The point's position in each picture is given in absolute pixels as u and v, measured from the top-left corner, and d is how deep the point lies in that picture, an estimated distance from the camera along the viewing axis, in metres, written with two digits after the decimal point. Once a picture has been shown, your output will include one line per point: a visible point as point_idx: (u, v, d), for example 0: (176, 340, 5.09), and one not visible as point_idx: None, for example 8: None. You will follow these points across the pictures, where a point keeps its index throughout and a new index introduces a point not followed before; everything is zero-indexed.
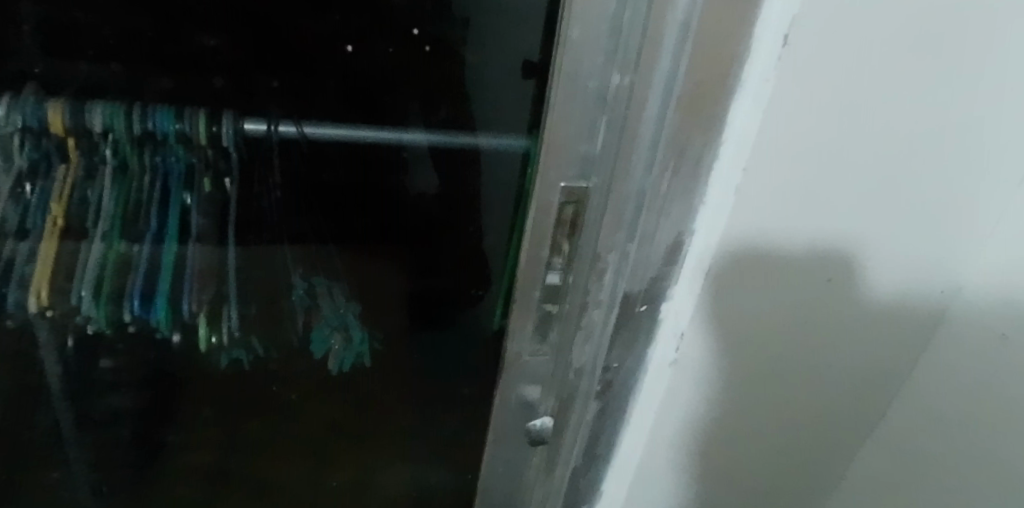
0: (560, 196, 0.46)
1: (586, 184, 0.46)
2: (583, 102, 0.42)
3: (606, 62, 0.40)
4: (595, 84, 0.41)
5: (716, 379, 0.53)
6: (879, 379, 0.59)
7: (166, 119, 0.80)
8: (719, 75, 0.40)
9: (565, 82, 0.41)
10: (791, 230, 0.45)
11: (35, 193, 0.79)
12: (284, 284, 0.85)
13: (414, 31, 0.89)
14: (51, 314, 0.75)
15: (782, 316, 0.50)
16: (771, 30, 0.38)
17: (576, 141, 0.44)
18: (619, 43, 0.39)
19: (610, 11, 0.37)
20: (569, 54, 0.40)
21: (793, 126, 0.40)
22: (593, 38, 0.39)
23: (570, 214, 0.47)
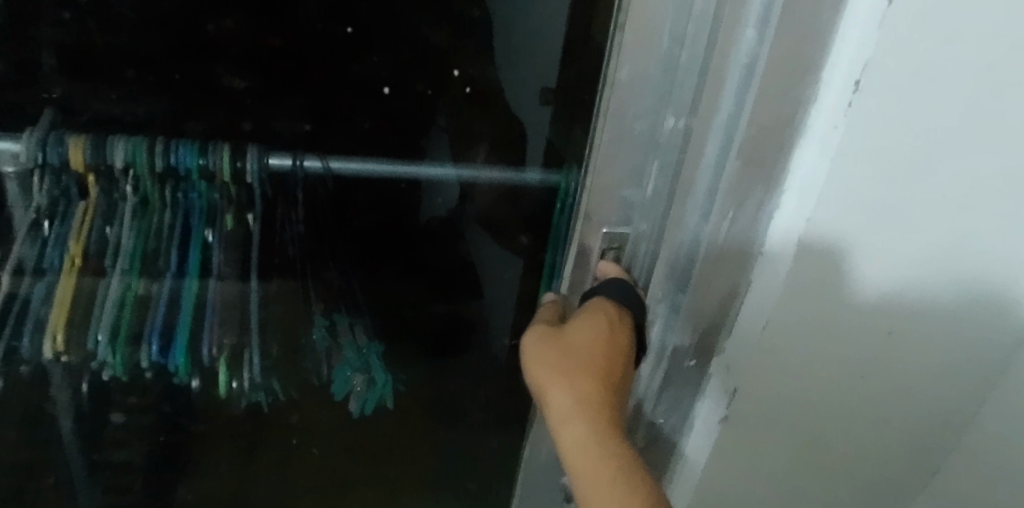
0: (602, 241, 0.47)
1: (627, 229, 0.46)
2: (629, 142, 0.42)
3: (657, 105, 0.40)
4: (642, 126, 0.41)
5: (762, 430, 0.49)
6: (935, 450, 0.53)
7: (187, 154, 0.61)
8: (782, 119, 0.38)
9: (612, 123, 0.41)
10: (863, 279, 0.42)
11: (51, 230, 0.63)
12: (305, 320, 0.72)
13: (453, 72, 0.68)
14: (67, 359, 0.63)
15: (838, 367, 0.46)
16: (841, 72, 0.35)
17: (620, 185, 0.44)
18: (671, 83, 0.39)
19: (663, 49, 0.38)
20: (617, 95, 0.40)
21: (860, 174, 0.37)
22: (644, 79, 0.39)
23: (612, 259, 0.48)
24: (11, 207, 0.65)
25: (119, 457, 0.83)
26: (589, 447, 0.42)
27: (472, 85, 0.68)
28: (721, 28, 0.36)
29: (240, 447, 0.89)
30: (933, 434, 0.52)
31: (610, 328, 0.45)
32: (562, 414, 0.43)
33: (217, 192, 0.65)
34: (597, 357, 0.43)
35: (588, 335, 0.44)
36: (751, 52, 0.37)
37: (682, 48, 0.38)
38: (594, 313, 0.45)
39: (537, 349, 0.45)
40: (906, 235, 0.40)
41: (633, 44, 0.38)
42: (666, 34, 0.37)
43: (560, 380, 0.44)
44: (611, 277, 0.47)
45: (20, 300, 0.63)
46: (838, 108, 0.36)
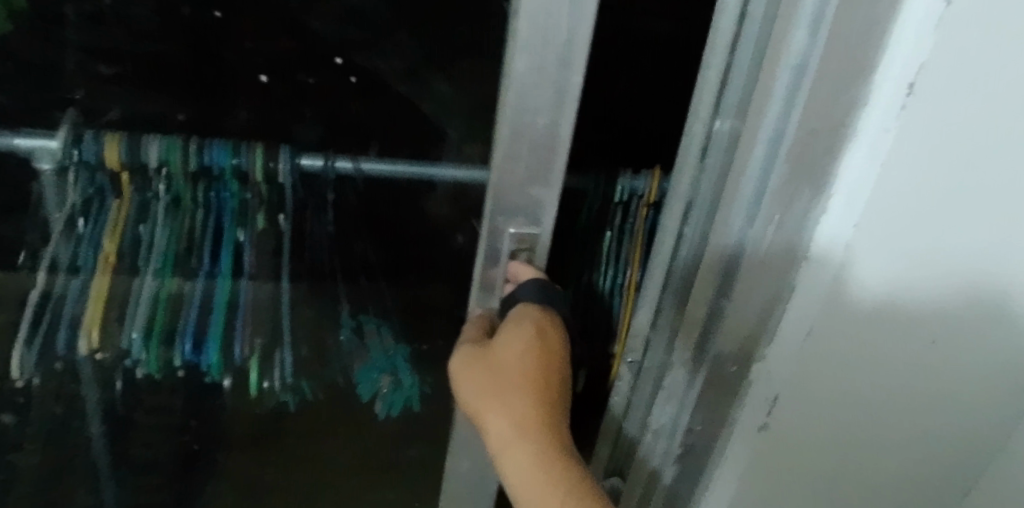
0: (511, 240, 0.50)
1: (536, 228, 0.50)
2: (529, 139, 0.44)
3: (556, 99, 0.42)
4: (545, 122, 0.43)
5: (803, 441, 0.48)
6: (964, 466, 0.52)
7: (222, 154, 0.61)
8: (832, 122, 0.38)
9: (511, 122, 0.43)
10: (917, 289, 0.40)
11: (85, 228, 0.64)
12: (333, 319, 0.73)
13: (336, 59, 0.74)
14: (101, 357, 0.63)
15: (882, 378, 0.44)
16: (895, 72, 0.35)
17: (527, 184, 0.47)
18: (570, 76, 0.41)
19: (559, 44, 0.40)
20: (516, 91, 0.41)
21: (913, 179, 0.35)
22: (542, 70, 0.41)
23: (524, 257, 0.51)
24: (48, 209, 0.66)
25: (144, 451, 0.84)
26: (530, 455, 0.47)
27: (358, 71, 0.74)
28: (773, 34, 0.37)
29: (266, 445, 0.89)
30: (965, 447, 0.50)
31: (540, 341, 0.49)
32: (499, 427, 0.49)
33: (249, 191, 0.65)
34: (526, 370, 0.49)
35: (515, 348, 0.49)
36: (803, 53, 0.37)
37: (579, 44, 0.40)
38: (522, 322, 0.49)
39: (468, 368, 0.50)
40: (958, 244, 0.38)
41: (525, 35, 0.39)
42: (564, 26, 0.39)
43: (495, 394, 0.49)
44: (525, 281, 0.50)
45: (56, 297, 0.63)
46: (890, 111, 0.35)
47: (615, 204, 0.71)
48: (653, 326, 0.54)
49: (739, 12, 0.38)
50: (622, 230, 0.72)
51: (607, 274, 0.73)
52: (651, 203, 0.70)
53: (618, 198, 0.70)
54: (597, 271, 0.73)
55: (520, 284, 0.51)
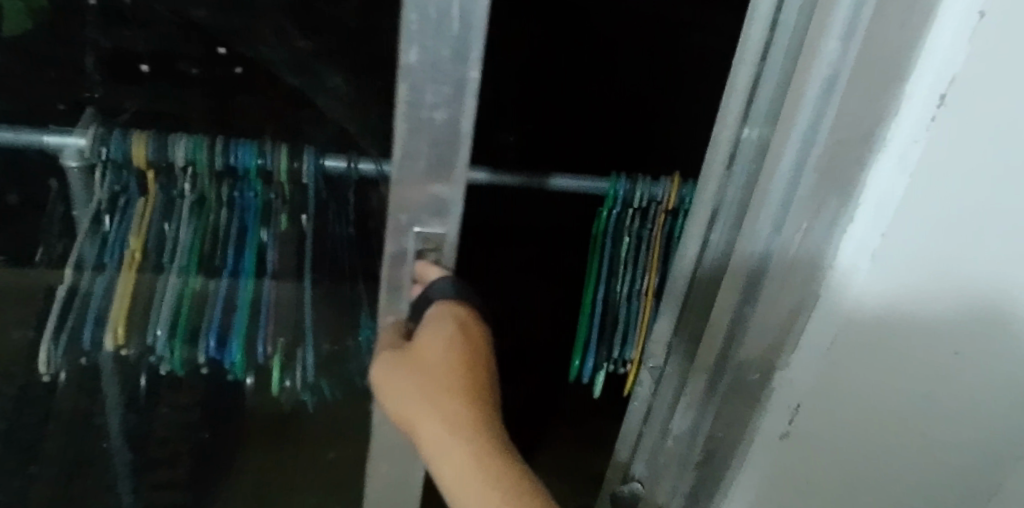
0: (416, 241, 0.44)
1: (441, 230, 0.43)
2: (427, 134, 0.37)
3: (455, 94, 0.35)
4: (445, 117, 0.36)
5: (822, 451, 0.48)
6: (986, 482, 0.50)
7: (247, 154, 0.61)
8: (863, 132, 0.38)
9: (404, 112, 0.36)
10: (949, 297, 0.39)
11: (111, 226, 0.65)
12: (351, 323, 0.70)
13: (220, 49, 0.78)
14: (126, 352, 0.63)
15: (902, 389, 0.44)
16: (928, 82, 0.34)
17: (426, 182, 0.40)
18: (466, 70, 0.34)
19: (453, 37, 0.32)
20: (408, 80, 0.34)
21: (941, 191, 0.35)
22: (435, 65, 0.33)
23: (432, 258, 0.45)
24: (75, 207, 0.67)
25: (165, 425, 0.87)
26: (469, 456, 0.43)
27: (239, 60, 0.79)
28: (807, 41, 0.37)
29: (284, 429, 0.91)
30: (993, 465, 0.49)
31: (464, 333, 0.45)
32: (432, 434, 0.44)
33: (273, 192, 0.66)
34: (455, 367, 0.45)
35: (439, 345, 0.45)
36: (834, 63, 0.37)
37: (473, 35, 0.33)
38: (442, 318, 0.45)
39: (393, 375, 0.47)
40: (985, 254, 0.37)
41: (421, 21, 0.32)
42: (456, 17, 0.32)
43: (424, 399, 0.45)
44: (435, 279, 0.45)
45: (82, 292, 0.64)
46: (920, 122, 0.35)
47: (633, 209, 0.73)
48: (674, 329, 0.56)
49: (771, 19, 0.38)
50: (640, 236, 0.74)
51: (625, 280, 0.74)
52: (669, 210, 0.72)
53: (636, 204, 0.72)
54: (616, 276, 0.74)
55: (431, 282, 0.46)
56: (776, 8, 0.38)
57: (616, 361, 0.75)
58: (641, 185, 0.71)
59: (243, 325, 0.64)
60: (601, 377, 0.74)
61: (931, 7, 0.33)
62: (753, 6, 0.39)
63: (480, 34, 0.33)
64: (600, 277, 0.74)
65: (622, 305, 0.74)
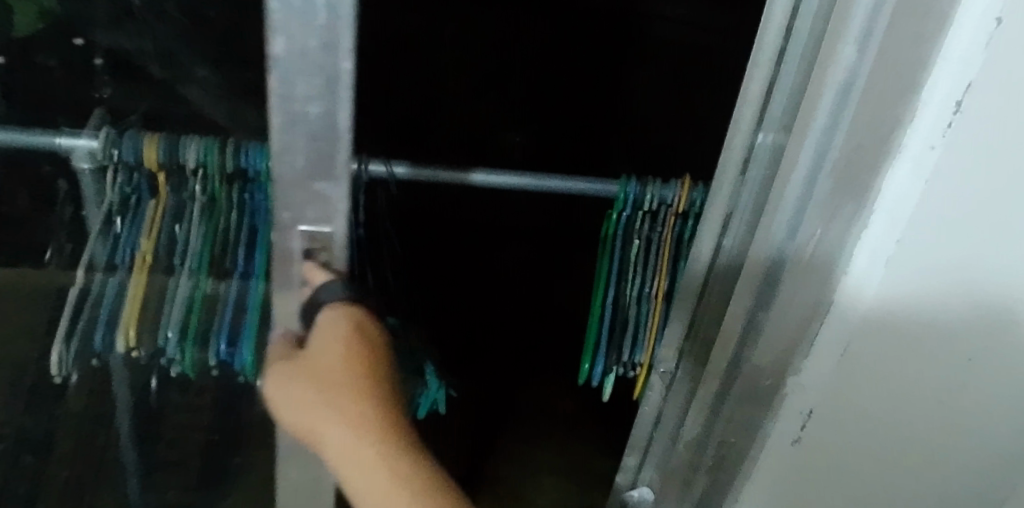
0: (303, 241, 0.41)
1: (328, 228, 0.40)
2: (301, 128, 0.34)
3: (329, 86, 0.32)
4: (320, 110, 0.33)
5: (833, 457, 0.48)
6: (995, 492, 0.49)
7: (256, 155, 0.60)
8: (879, 138, 0.37)
9: (277, 104, 0.33)
10: (966, 304, 0.39)
11: (123, 228, 0.65)
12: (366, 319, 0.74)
13: (78, 39, 0.77)
14: (138, 354, 0.64)
15: (915, 398, 0.44)
16: (943, 89, 0.34)
17: (306, 180, 0.37)
18: (338, 62, 0.31)
19: (319, 27, 0.29)
20: (277, 72, 0.31)
21: (957, 197, 0.35)
22: (304, 53, 0.30)
23: (321, 259, 0.42)
24: (86, 207, 0.68)
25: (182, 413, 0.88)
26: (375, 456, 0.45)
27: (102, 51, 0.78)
28: (822, 49, 0.37)
29: None
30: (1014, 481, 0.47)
31: (361, 337, 0.45)
32: (337, 436, 0.46)
33: None
34: (354, 371, 0.45)
35: (336, 352, 0.45)
36: (851, 69, 0.37)
37: (343, 27, 0.29)
38: (337, 328, 0.44)
39: (292, 382, 0.46)
40: (1002, 256, 0.37)
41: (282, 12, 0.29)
42: (322, 2, 0.28)
43: (326, 403, 0.46)
44: (323, 282, 0.43)
45: (94, 294, 0.65)
46: (936, 128, 0.35)
47: (643, 211, 0.73)
48: (685, 336, 0.56)
49: (786, 27, 0.39)
50: (650, 239, 0.74)
51: (636, 283, 0.74)
52: (679, 213, 0.72)
53: (646, 206, 0.72)
54: (626, 279, 0.75)
55: (318, 287, 0.43)
56: (790, 16, 0.38)
57: (626, 364, 0.74)
58: (652, 187, 0.71)
59: (254, 329, 0.61)
60: (610, 381, 0.74)
61: (947, 14, 0.32)
62: (767, 15, 0.39)
63: (350, 26, 0.30)
64: (610, 280, 0.74)
65: (633, 307, 0.74)
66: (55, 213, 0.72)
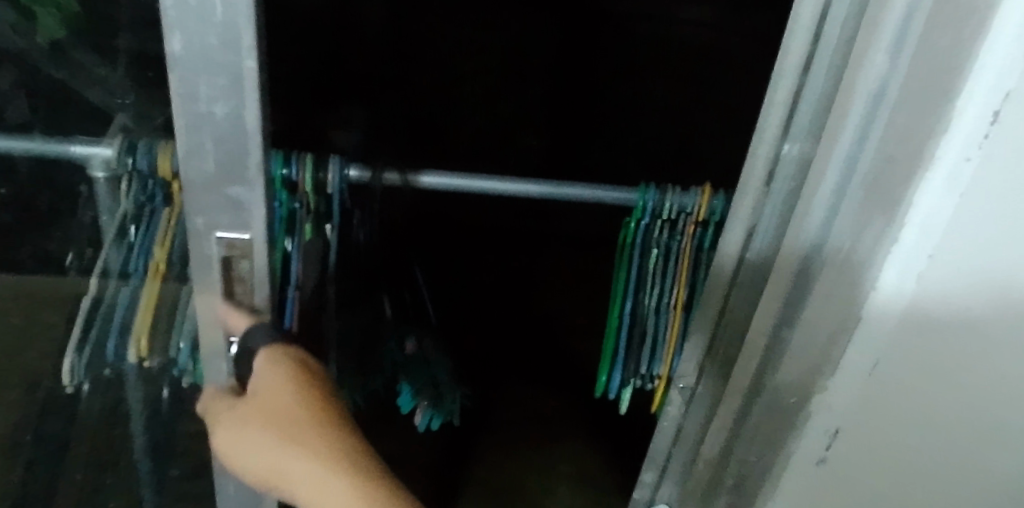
0: (220, 251, 0.37)
1: (248, 235, 0.37)
2: (210, 131, 0.33)
3: (233, 85, 0.31)
4: (226, 111, 0.32)
5: (862, 477, 0.45)
6: None
7: (273, 162, 0.60)
8: (910, 151, 0.36)
9: (181, 105, 0.32)
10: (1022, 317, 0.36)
11: (137, 234, 0.64)
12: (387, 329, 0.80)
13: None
14: (150, 363, 0.63)
15: (956, 420, 0.40)
16: (976, 103, 0.33)
17: (218, 183, 0.35)
18: (241, 59, 0.31)
19: (218, 23, 0.30)
20: (176, 72, 0.31)
21: (997, 208, 0.33)
22: (205, 53, 0.31)
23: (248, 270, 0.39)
24: (101, 215, 0.67)
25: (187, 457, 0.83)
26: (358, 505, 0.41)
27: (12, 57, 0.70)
28: (853, 56, 0.36)
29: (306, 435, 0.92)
30: None
31: (307, 371, 0.43)
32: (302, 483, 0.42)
33: (298, 201, 0.62)
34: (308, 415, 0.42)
35: (285, 393, 0.42)
36: (882, 77, 0.36)
37: (242, 24, 0.30)
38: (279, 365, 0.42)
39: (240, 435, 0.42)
40: None
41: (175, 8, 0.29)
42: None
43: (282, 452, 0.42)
44: (249, 321, 0.40)
45: (108, 303, 0.66)
46: (970, 141, 0.33)
47: (662, 221, 0.72)
48: (706, 351, 0.54)
49: (814, 32, 0.37)
50: (668, 248, 0.72)
51: (654, 293, 0.73)
52: (699, 222, 0.70)
53: (665, 215, 0.70)
54: (644, 290, 0.74)
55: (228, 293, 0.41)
56: (819, 20, 0.37)
57: (644, 375, 0.75)
58: (671, 195, 0.69)
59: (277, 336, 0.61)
60: (628, 393, 0.74)
61: (984, 23, 0.31)
62: (794, 16, 0.38)
63: (251, 22, 0.30)
64: (628, 290, 0.74)
65: (650, 318, 0.74)
66: (77, 219, 0.71)
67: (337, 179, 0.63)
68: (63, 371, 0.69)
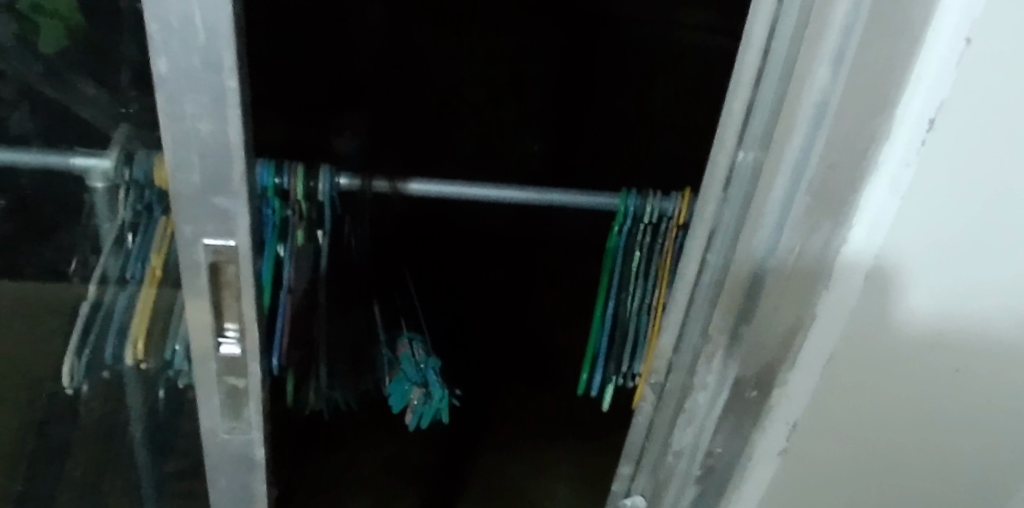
0: (207, 257, 0.39)
1: (234, 241, 0.39)
2: (197, 146, 0.35)
3: (217, 103, 0.34)
4: (211, 127, 0.35)
5: (818, 463, 0.48)
6: (980, 501, 0.48)
7: (265, 173, 0.62)
8: (855, 155, 0.38)
9: (171, 123, 0.35)
10: (953, 304, 0.39)
11: (133, 242, 0.66)
12: (371, 337, 0.80)
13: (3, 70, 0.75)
14: (146, 367, 0.65)
15: (901, 399, 0.43)
16: (915, 110, 0.36)
17: (205, 192, 0.37)
18: (223, 79, 0.33)
19: (202, 47, 0.32)
20: (164, 93, 0.34)
21: (929, 209, 0.36)
22: (188, 73, 0.33)
23: (233, 276, 0.40)
24: (101, 223, 0.71)
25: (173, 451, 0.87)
26: None
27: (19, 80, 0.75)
28: (796, 72, 0.37)
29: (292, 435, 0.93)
30: (979, 489, 0.48)
31: None
32: None
33: (290, 208, 0.65)
34: None
35: None
36: (825, 90, 0.37)
37: (225, 49, 0.32)
38: None
39: None
40: (973, 269, 0.37)
41: (161, 34, 0.32)
42: (202, 26, 0.32)
43: None
44: (230, 323, 0.42)
45: (106, 307, 0.70)
46: (912, 145, 0.37)
47: (644, 225, 0.74)
48: (669, 361, 0.53)
49: (763, 47, 0.38)
50: (651, 251, 0.75)
51: (636, 294, 0.76)
52: (681, 226, 0.72)
53: (647, 219, 0.73)
54: (627, 290, 0.76)
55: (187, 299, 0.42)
56: (768, 35, 0.38)
57: (625, 374, 0.78)
58: (652, 200, 0.72)
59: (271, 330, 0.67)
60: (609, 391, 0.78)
61: (917, 37, 0.34)
62: (748, 32, 0.39)
63: (232, 46, 0.33)
64: (611, 290, 0.76)
65: (632, 319, 0.76)
66: (76, 225, 0.73)
67: (328, 185, 0.65)
68: (63, 373, 0.77)
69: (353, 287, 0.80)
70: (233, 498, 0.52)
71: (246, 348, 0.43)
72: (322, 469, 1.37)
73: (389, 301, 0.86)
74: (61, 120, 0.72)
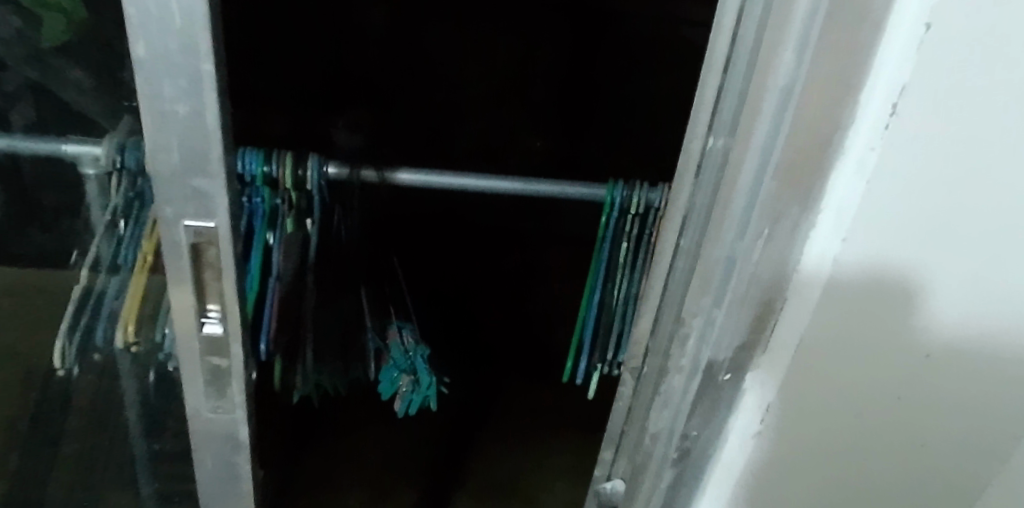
0: (189, 238, 0.40)
1: (214, 223, 0.40)
2: (174, 128, 0.36)
3: (195, 87, 0.35)
4: (189, 110, 0.36)
5: (791, 448, 0.48)
6: (946, 483, 0.50)
7: (253, 161, 0.63)
8: (821, 141, 0.39)
9: (149, 107, 0.36)
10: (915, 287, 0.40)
11: (126, 229, 0.68)
12: (361, 326, 0.82)
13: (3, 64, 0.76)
14: (137, 349, 0.66)
15: (872, 384, 0.44)
16: (878, 95, 0.37)
17: (185, 174, 0.38)
18: (201, 64, 0.34)
19: (180, 31, 0.33)
20: (143, 77, 0.35)
21: (891, 192, 0.37)
22: (168, 57, 0.34)
23: (213, 256, 0.41)
24: (93, 211, 0.72)
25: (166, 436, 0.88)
26: None
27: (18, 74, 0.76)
28: (761, 55, 0.37)
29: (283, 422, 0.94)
30: (945, 471, 0.49)
31: None
32: None
33: (281, 197, 0.67)
34: None
35: None
36: (791, 74, 0.37)
37: (201, 34, 0.33)
38: None
39: None
40: (935, 253, 0.39)
41: (139, 19, 0.33)
42: (179, 11, 0.33)
43: None
44: (212, 303, 0.43)
45: (98, 293, 0.72)
46: (875, 131, 0.37)
47: (632, 216, 0.74)
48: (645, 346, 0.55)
49: (732, 32, 0.38)
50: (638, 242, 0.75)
51: (622, 285, 0.77)
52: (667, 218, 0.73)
53: (634, 210, 0.73)
54: (613, 280, 0.77)
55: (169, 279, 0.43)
56: (736, 20, 0.37)
57: (609, 363, 0.80)
58: (639, 191, 0.72)
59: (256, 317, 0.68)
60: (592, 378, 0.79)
61: (879, 22, 0.35)
62: (719, 18, 0.39)
63: (209, 32, 0.34)
64: (597, 280, 0.77)
65: (618, 308, 0.77)
66: (71, 213, 0.75)
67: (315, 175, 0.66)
68: (56, 354, 0.78)
69: (342, 275, 0.81)
70: (216, 476, 0.53)
71: (229, 328, 0.44)
72: (321, 460, 1.48)
73: (377, 290, 0.88)
74: (57, 113, 0.73)
